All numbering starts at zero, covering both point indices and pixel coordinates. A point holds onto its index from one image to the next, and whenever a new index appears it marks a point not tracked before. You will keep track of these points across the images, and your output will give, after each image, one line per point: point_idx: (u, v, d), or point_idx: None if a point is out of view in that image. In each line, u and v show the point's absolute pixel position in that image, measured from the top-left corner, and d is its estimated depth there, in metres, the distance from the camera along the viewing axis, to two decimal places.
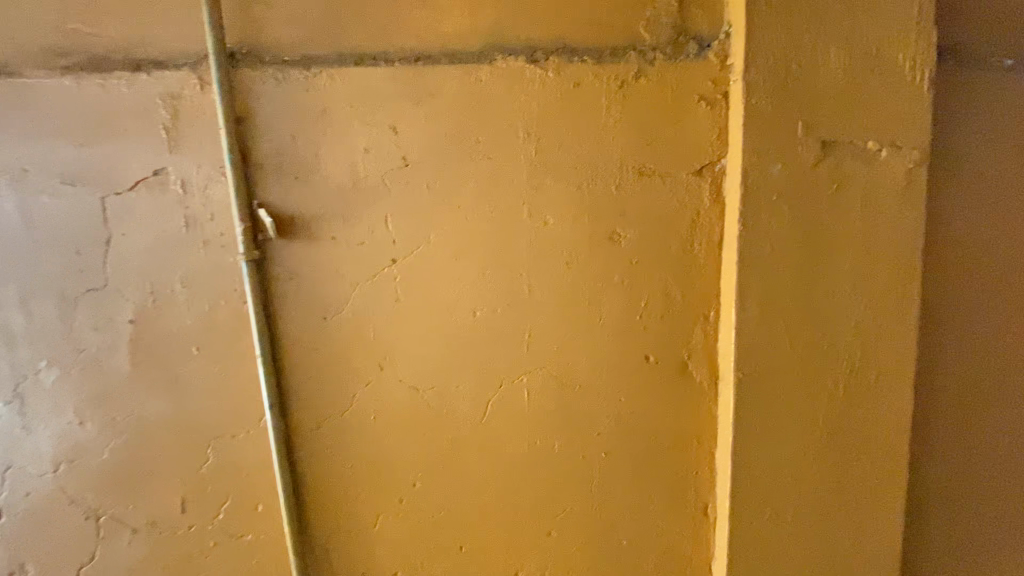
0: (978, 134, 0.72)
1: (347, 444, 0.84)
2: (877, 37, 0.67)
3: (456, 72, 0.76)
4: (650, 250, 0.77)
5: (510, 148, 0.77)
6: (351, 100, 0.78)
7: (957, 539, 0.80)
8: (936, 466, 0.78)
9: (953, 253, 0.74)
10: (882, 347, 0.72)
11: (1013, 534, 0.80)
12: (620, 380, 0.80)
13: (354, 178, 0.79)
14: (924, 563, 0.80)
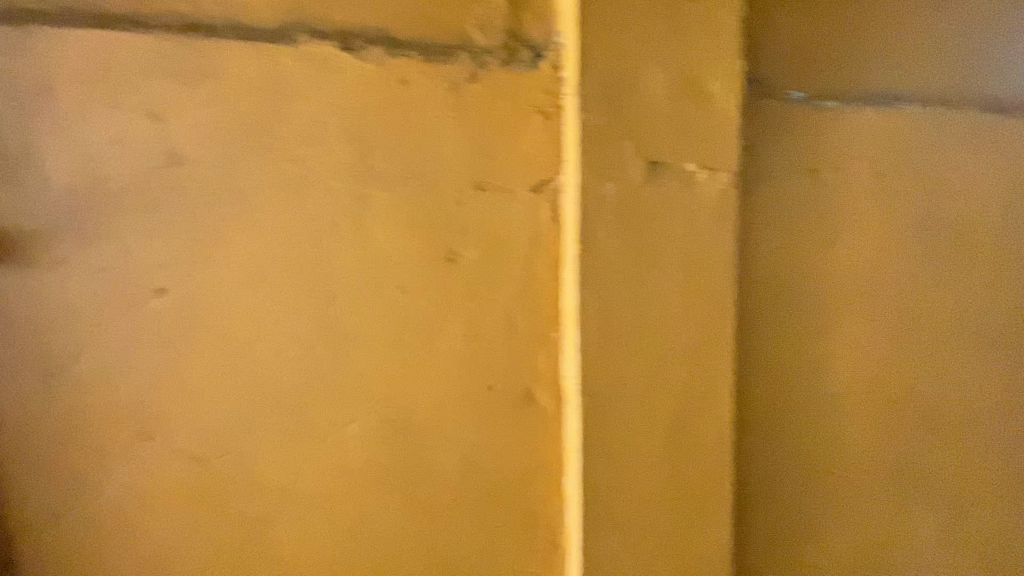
0: (777, 159, 0.80)
1: (106, 532, 0.63)
2: (696, 65, 0.70)
3: (247, 52, 0.61)
4: (490, 274, 0.70)
5: (322, 148, 0.64)
6: (89, 77, 0.58)
7: (774, 519, 0.86)
8: (755, 455, 0.84)
9: (756, 259, 0.80)
10: (714, 359, 0.74)
11: (823, 511, 0.87)
12: (462, 417, 0.71)
13: (97, 182, 0.59)
14: (745, 544, 0.85)
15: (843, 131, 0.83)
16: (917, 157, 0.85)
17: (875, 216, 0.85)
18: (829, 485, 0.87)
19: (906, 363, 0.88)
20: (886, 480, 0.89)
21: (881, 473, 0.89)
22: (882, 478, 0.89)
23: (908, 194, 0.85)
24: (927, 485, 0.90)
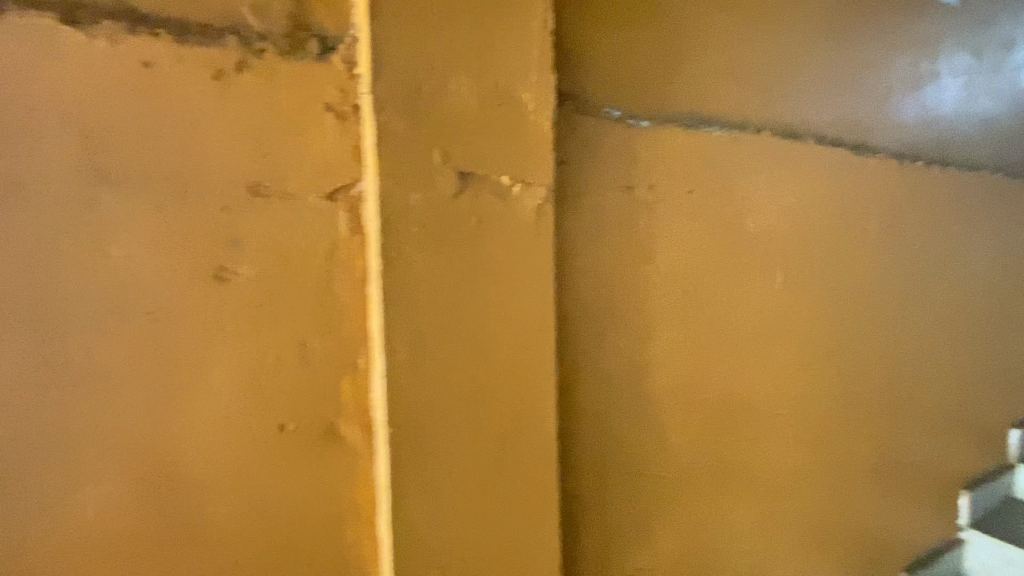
0: (592, 173, 0.82)
1: None
2: (506, 75, 0.68)
3: None
4: (275, 291, 0.62)
5: (44, 140, 0.53)
6: None
7: (604, 526, 0.86)
8: (582, 465, 0.84)
9: (575, 270, 0.82)
10: (535, 377, 0.71)
11: (648, 510, 0.91)
12: (244, 454, 0.62)
13: None
14: (577, 555, 0.85)
15: (655, 149, 0.88)
16: (714, 174, 0.94)
17: (681, 228, 0.92)
18: (652, 485, 0.91)
19: (710, 361, 0.96)
20: (699, 471, 0.96)
21: (695, 466, 0.96)
22: (694, 470, 0.96)
23: (707, 208, 0.94)
24: (731, 470, 1.00)
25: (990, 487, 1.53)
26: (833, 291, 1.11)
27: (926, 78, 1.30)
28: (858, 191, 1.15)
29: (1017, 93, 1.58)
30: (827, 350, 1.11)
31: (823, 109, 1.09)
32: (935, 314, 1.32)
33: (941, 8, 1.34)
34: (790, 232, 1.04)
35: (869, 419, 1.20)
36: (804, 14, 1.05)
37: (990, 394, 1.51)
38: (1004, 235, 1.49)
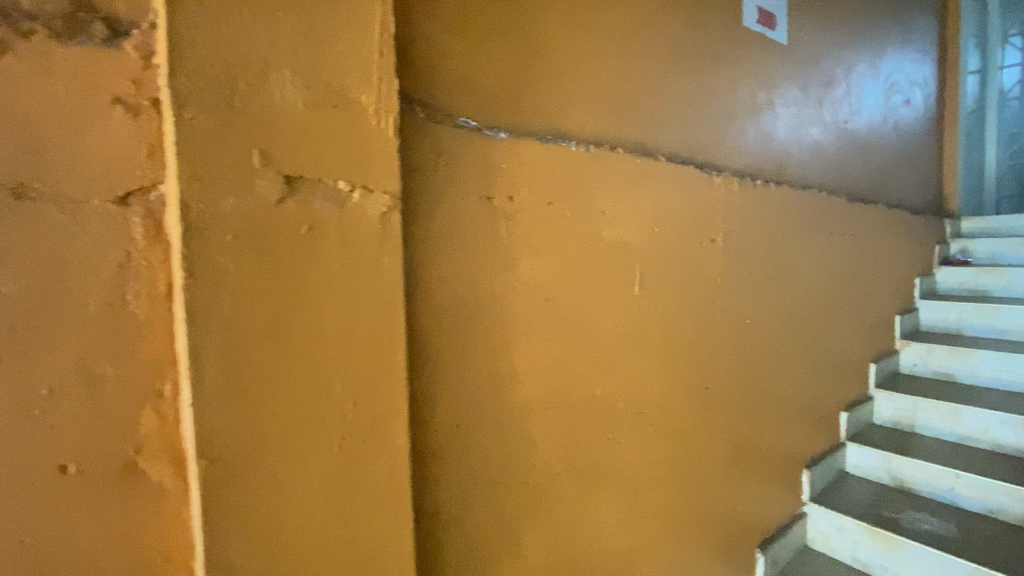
0: (448, 182, 0.82)
1: None
2: (340, 75, 0.64)
3: None
4: (49, 308, 0.53)
5: None
6: None
7: (466, 538, 0.86)
8: (443, 478, 0.83)
9: (431, 280, 0.80)
10: (380, 392, 0.68)
11: (513, 518, 0.92)
12: (10, 502, 0.52)
13: None
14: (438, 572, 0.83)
15: (513, 160, 0.89)
16: (572, 187, 0.98)
17: (541, 238, 0.94)
18: (518, 492, 0.92)
19: (572, 366, 1.00)
20: (564, 474, 0.99)
21: (562, 469, 0.99)
22: (562, 474, 0.99)
23: (566, 220, 0.98)
24: (595, 471, 1.04)
25: (825, 464, 1.75)
26: (684, 297, 1.22)
27: (762, 106, 1.48)
28: (707, 206, 1.27)
29: (838, 123, 1.85)
30: (680, 350, 1.21)
31: (672, 129, 1.20)
32: (774, 314, 1.49)
33: (775, 46, 1.53)
34: (644, 243, 1.12)
35: (721, 412, 1.32)
36: (653, 41, 1.14)
37: (824, 383, 1.74)
38: (831, 244, 1.72)
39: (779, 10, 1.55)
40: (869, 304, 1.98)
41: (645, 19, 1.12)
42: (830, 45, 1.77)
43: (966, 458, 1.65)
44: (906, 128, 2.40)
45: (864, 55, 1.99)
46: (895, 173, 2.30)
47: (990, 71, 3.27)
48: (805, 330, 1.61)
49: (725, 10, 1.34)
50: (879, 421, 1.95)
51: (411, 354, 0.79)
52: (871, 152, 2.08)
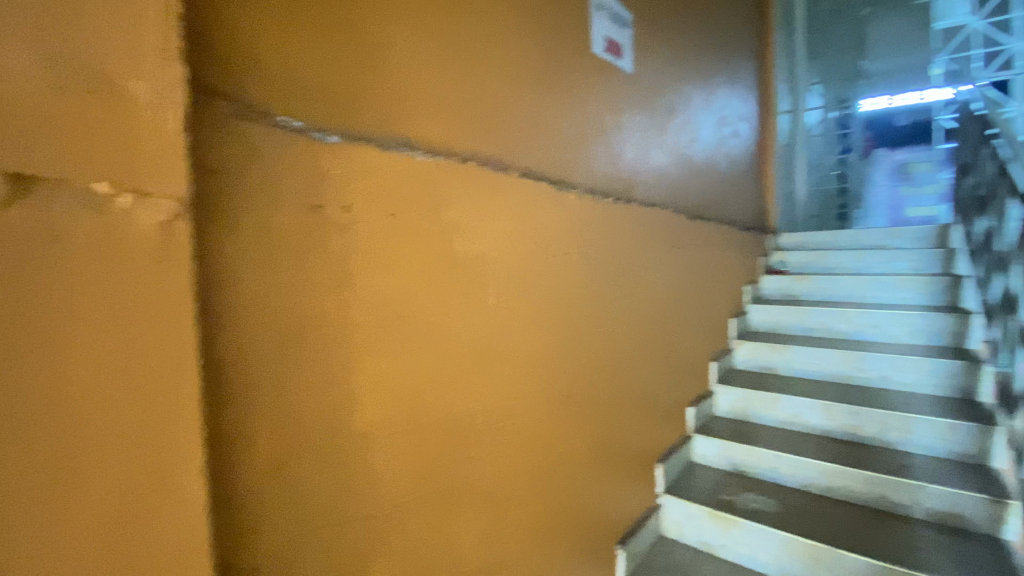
0: (263, 188, 0.73)
1: None
2: (103, 55, 0.54)
3: None
4: None
5: None
6: None
7: None
8: (259, 523, 0.73)
9: (242, 298, 0.71)
10: (162, 433, 0.57)
11: (354, 555, 0.84)
12: None
13: None
14: None
15: (348, 165, 0.83)
16: (419, 198, 0.94)
17: (382, 251, 0.88)
18: (359, 526, 0.84)
19: (422, 385, 0.95)
20: (414, 502, 0.93)
21: (413, 495, 0.93)
22: (413, 500, 0.93)
23: (412, 232, 0.93)
24: (450, 493, 1.00)
25: (676, 457, 1.91)
26: (540, 309, 1.24)
27: (612, 129, 1.59)
28: (561, 220, 1.31)
29: (679, 149, 2.07)
30: (537, 361, 1.23)
31: (524, 145, 1.22)
32: (626, 322, 1.59)
33: (622, 73, 1.65)
34: (498, 256, 1.12)
35: (579, 419, 1.37)
36: (503, 58, 1.16)
37: (672, 383, 1.91)
38: (675, 257, 1.90)
39: (625, 41, 1.68)
40: (709, 309, 2.22)
41: (494, 36, 1.14)
42: (670, 78, 1.97)
43: (785, 441, 1.91)
44: (735, 156, 2.77)
45: (699, 90, 2.25)
46: (727, 194, 2.64)
47: (798, 113, 3.93)
48: (654, 335, 1.75)
49: (574, 36, 1.42)
50: (720, 413, 2.19)
51: (214, 384, 0.68)
52: (707, 175, 2.35)
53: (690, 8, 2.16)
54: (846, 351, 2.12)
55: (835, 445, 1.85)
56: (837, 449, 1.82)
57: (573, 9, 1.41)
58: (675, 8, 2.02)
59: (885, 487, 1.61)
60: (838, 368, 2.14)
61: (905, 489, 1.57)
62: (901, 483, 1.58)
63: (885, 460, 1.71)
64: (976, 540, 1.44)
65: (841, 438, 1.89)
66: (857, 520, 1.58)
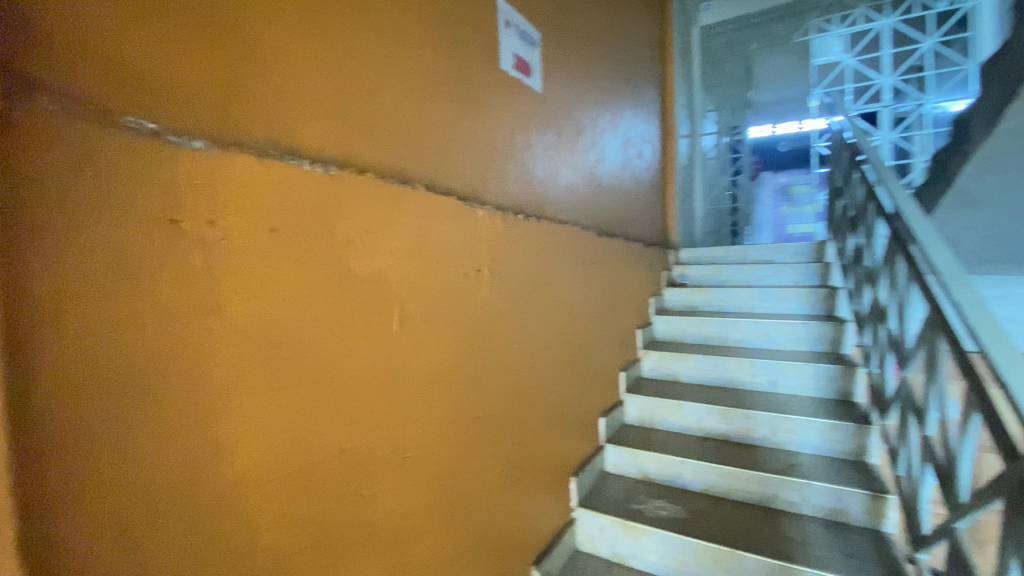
0: (102, 199, 0.62)
1: None
2: None
3: None
4: None
5: None
6: None
7: None
8: None
9: (71, 330, 0.59)
10: None
11: None
12: None
13: None
14: None
15: (217, 175, 0.74)
16: (308, 211, 0.86)
17: (262, 269, 0.79)
18: None
19: (311, 416, 0.87)
20: (301, 549, 0.84)
21: (298, 542, 0.84)
22: (297, 548, 0.84)
23: (299, 248, 0.85)
24: (344, 534, 0.92)
25: (589, 468, 1.94)
26: (448, 328, 1.19)
27: (521, 146, 1.60)
28: (471, 236, 1.28)
29: (588, 168, 2.13)
30: (446, 383, 1.18)
31: (429, 158, 1.18)
32: (538, 338, 1.59)
33: (531, 91, 1.67)
34: (402, 274, 1.06)
35: (491, 439, 1.34)
36: (405, 68, 1.12)
37: (584, 396, 1.94)
38: (585, 273, 1.95)
39: (533, 60, 1.69)
40: (618, 322, 2.31)
41: (396, 44, 1.09)
42: (578, 99, 2.03)
43: (688, 447, 2.01)
44: (640, 176, 2.92)
45: (606, 113, 2.35)
46: (633, 211, 2.77)
47: (696, 138, 4.27)
48: (565, 349, 1.77)
49: (482, 51, 1.41)
50: (630, 422, 2.27)
51: (30, 437, 0.55)
52: (615, 194, 2.46)
53: (597, 34, 2.25)
54: (739, 358, 2.29)
55: (731, 448, 1.97)
56: (733, 452, 1.94)
57: (480, 24, 1.40)
58: (583, 33, 2.10)
59: (776, 487, 1.73)
60: (733, 375, 2.30)
61: (793, 487, 1.71)
62: (789, 482, 1.71)
63: (774, 460, 1.85)
64: (851, 530, 1.60)
65: (736, 441, 2.02)
66: (752, 519, 1.69)
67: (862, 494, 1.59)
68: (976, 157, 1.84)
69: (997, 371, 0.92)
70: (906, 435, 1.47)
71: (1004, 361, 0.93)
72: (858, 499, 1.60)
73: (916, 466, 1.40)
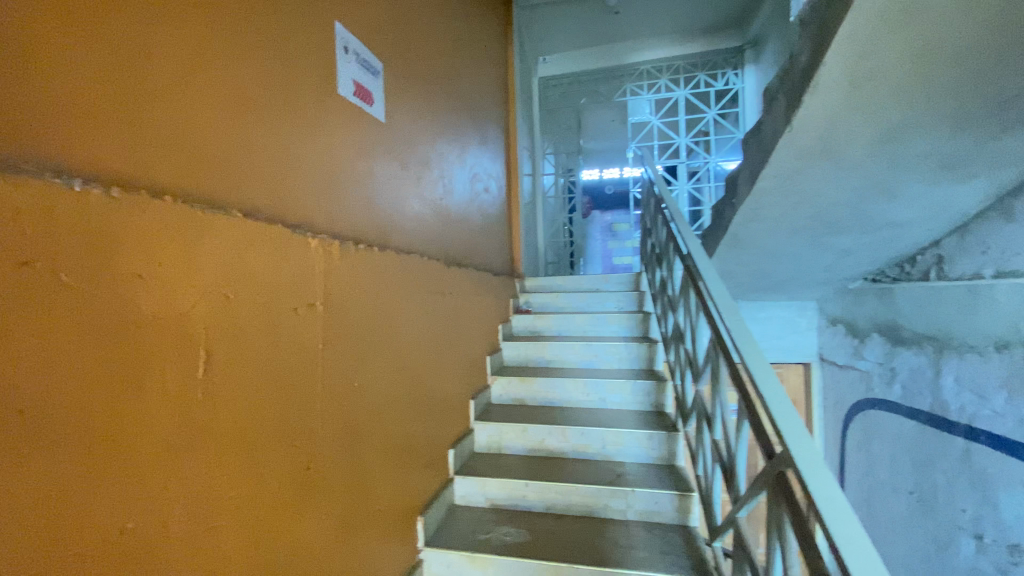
0: None
1: None
2: None
3: None
4: None
5: None
6: None
7: None
8: None
9: None
10: None
11: None
12: None
13: None
14: None
15: None
16: (78, 237, 0.71)
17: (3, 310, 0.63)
18: None
19: (75, 492, 0.70)
20: None
21: None
22: None
23: (63, 283, 0.69)
24: None
25: (437, 503, 1.89)
26: (270, 369, 1.07)
27: (362, 174, 1.56)
28: (302, 268, 1.19)
29: (436, 199, 2.16)
30: (268, 431, 1.06)
31: (250, 183, 1.08)
32: (381, 372, 1.53)
33: (373, 120, 1.65)
34: (210, 310, 0.93)
35: (324, 488, 1.23)
36: (220, 84, 1.02)
37: (432, 428, 1.91)
38: (432, 303, 1.95)
39: (376, 89, 1.67)
40: (466, 350, 2.34)
41: (207, 57, 0.99)
42: (424, 132, 2.07)
43: (532, 468, 2.10)
44: (488, 209, 3.06)
45: (452, 148, 2.43)
46: (481, 242, 2.87)
47: (536, 176, 4.64)
48: (411, 381, 1.73)
49: (316, 75, 1.36)
50: (478, 449, 2.29)
51: None
52: (462, 225, 2.53)
53: (442, 71, 2.33)
54: (575, 379, 2.48)
55: (570, 464, 2.11)
56: (571, 468, 2.08)
57: (314, 47, 1.35)
58: (427, 69, 2.16)
59: (607, 497, 1.90)
60: (571, 395, 2.49)
61: (620, 496, 1.88)
62: (617, 491, 1.89)
63: (605, 472, 2.03)
64: (666, 528, 1.82)
65: (574, 458, 2.18)
66: (588, 531, 1.82)
67: (673, 494, 1.83)
68: (741, 208, 2.32)
69: (756, 383, 1.15)
70: (701, 439, 1.74)
71: (759, 375, 1.17)
72: (670, 499, 1.84)
73: (710, 465, 1.66)
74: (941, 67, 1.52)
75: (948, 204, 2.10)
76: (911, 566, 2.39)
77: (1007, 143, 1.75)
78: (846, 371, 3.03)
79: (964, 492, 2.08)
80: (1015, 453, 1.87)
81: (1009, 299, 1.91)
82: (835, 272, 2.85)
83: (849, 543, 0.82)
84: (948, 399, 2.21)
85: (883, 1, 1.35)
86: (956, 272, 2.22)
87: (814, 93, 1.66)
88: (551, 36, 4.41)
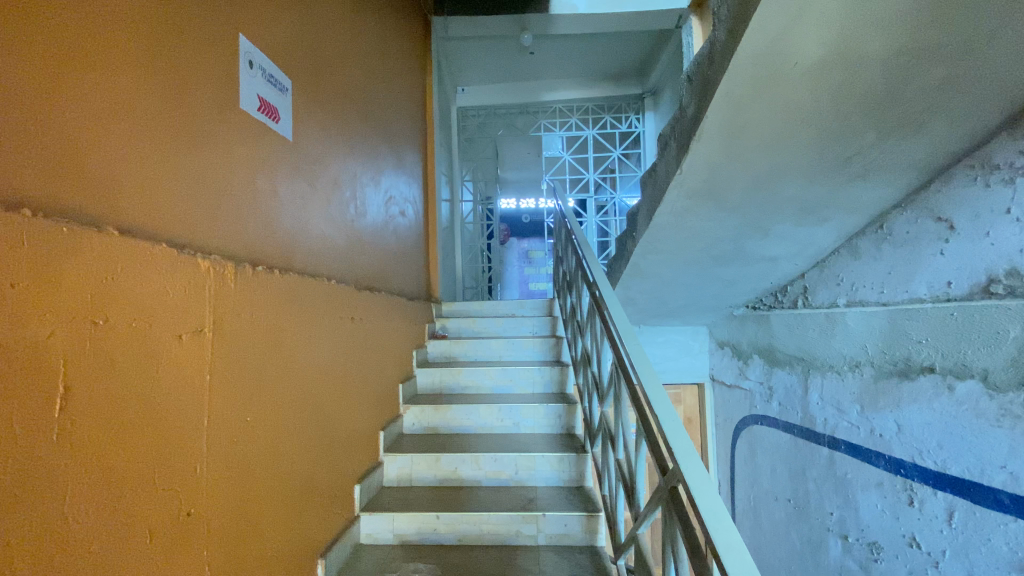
0: None
1: None
2: None
3: None
4: None
5: None
6: None
7: None
8: None
9: None
10: None
11: None
12: None
13: None
14: None
15: None
16: None
17: None
18: None
19: None
20: None
21: None
22: None
23: None
24: None
25: (341, 544, 1.77)
26: (146, 405, 0.96)
27: (263, 191, 1.49)
28: (189, 292, 1.09)
29: (347, 221, 2.10)
30: (142, 475, 0.94)
31: (131, 200, 0.99)
32: (279, 402, 1.43)
33: (278, 136, 1.58)
34: (73, 336, 0.82)
35: (208, 535, 1.11)
36: (101, 92, 0.94)
37: (337, 462, 1.81)
38: (340, 328, 1.87)
39: (282, 106, 1.61)
40: (376, 378, 2.26)
41: (88, 61, 0.91)
42: (335, 152, 2.02)
43: (444, 499, 2.05)
44: (403, 232, 3.03)
45: (365, 170, 2.39)
46: (395, 266, 2.83)
47: (454, 202, 4.67)
48: (314, 411, 1.64)
49: (214, 87, 1.29)
50: (387, 483, 2.19)
51: None
52: (375, 247, 2.48)
53: (355, 93, 2.31)
54: (489, 405, 2.48)
55: (482, 492, 2.09)
56: (484, 496, 2.06)
57: (213, 58, 1.29)
58: (339, 90, 2.12)
59: (518, 524, 1.90)
60: (484, 421, 2.48)
61: (531, 521, 1.90)
62: (528, 517, 1.90)
63: (517, 498, 2.03)
64: (575, 550, 1.85)
65: (487, 485, 2.16)
66: (499, 560, 1.80)
67: (581, 516, 1.88)
68: (641, 241, 2.51)
69: (651, 403, 1.24)
70: (606, 459, 1.82)
71: (653, 395, 1.26)
72: (579, 521, 1.88)
73: (615, 484, 1.73)
74: (798, 127, 1.77)
75: (809, 243, 2.41)
76: (791, 567, 2.64)
77: (850, 194, 2.07)
78: (733, 391, 3.33)
79: (831, 497, 2.35)
80: (867, 459, 2.15)
81: (858, 325, 2.22)
82: (723, 299, 3.15)
83: (729, 550, 0.90)
84: (816, 413, 2.50)
85: (751, 69, 1.58)
86: (817, 301, 2.55)
87: (700, 141, 1.86)
88: (470, 68, 4.54)
